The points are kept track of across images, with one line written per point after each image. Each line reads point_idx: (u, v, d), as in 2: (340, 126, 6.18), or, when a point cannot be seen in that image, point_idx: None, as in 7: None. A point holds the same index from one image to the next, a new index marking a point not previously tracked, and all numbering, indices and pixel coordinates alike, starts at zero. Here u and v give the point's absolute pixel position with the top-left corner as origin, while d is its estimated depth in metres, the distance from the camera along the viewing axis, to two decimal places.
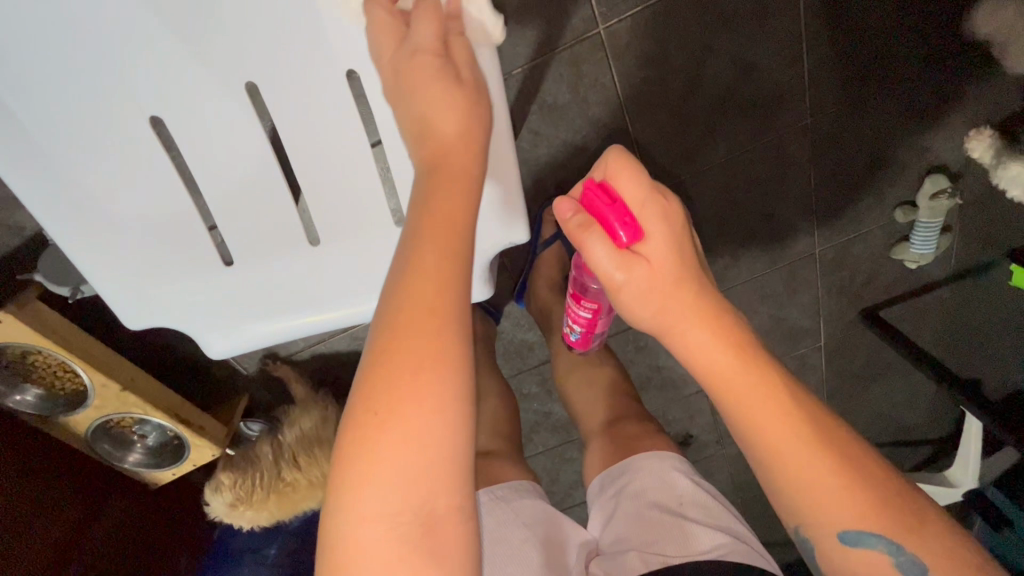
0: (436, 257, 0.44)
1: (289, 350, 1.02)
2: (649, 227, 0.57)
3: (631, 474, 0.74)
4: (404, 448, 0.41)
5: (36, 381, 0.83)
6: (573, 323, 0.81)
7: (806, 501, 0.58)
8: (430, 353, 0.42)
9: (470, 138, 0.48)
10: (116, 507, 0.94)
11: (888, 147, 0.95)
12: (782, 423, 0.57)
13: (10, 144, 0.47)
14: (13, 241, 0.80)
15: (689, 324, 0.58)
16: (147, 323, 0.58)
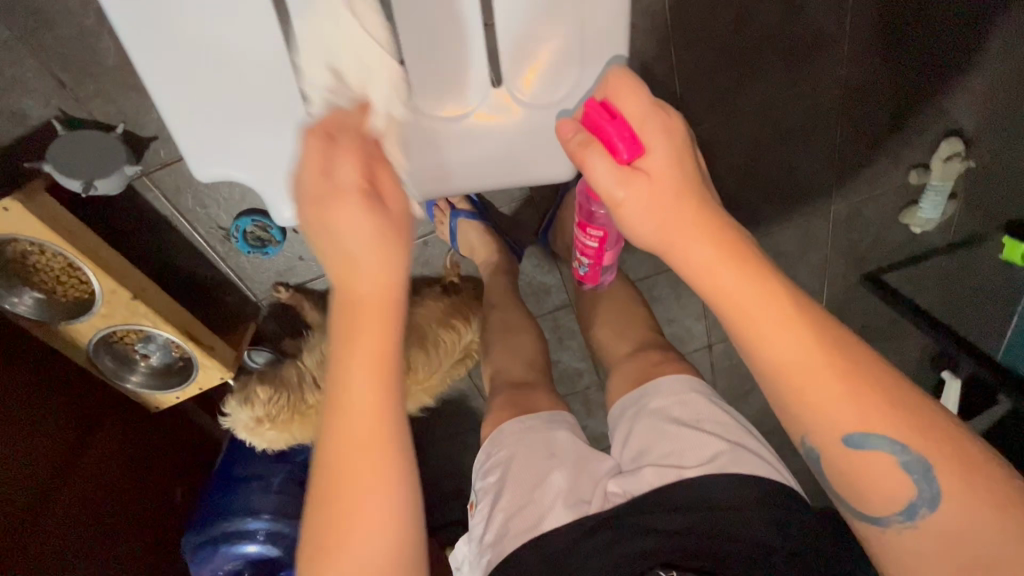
0: (368, 340, 0.49)
1: (303, 278, 0.99)
2: (649, 140, 0.54)
3: (648, 395, 0.69)
4: (356, 540, 0.49)
5: (36, 285, 0.79)
6: (580, 255, 0.81)
7: (806, 405, 0.53)
8: (374, 435, 0.50)
9: (387, 227, 0.48)
10: (112, 430, 0.89)
11: (912, 106, 0.97)
12: (810, 358, 0.52)
13: None
14: (15, 129, 0.75)
15: (692, 238, 0.53)
16: (219, 176, 0.60)
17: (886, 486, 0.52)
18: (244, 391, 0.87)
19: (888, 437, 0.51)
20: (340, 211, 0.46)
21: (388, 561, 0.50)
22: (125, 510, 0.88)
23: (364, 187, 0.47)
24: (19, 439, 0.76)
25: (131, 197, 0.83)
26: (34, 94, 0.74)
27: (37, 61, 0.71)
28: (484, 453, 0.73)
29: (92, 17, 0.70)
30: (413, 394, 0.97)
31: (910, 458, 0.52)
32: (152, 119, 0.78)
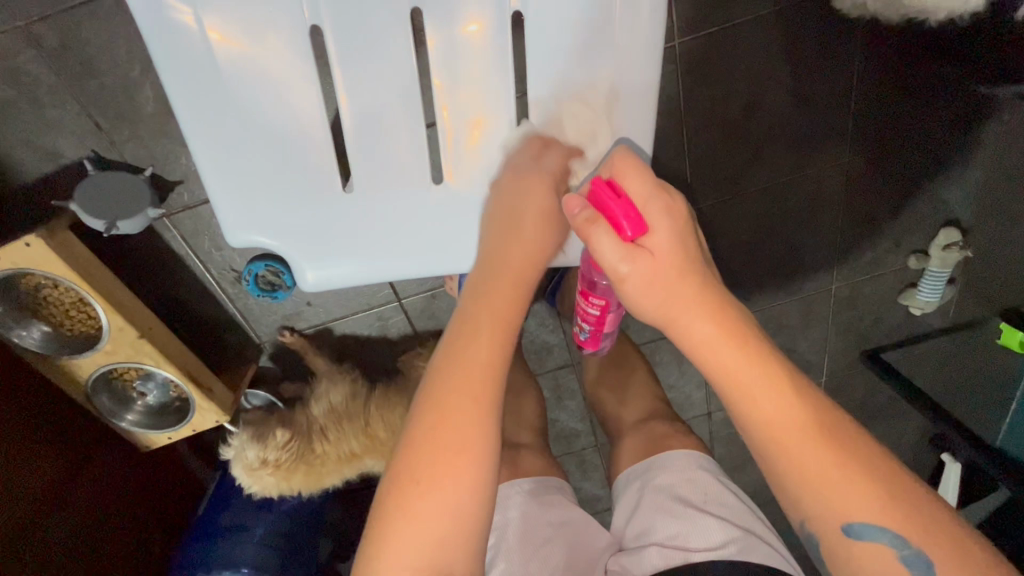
0: (489, 331, 0.54)
1: (306, 323, 0.99)
2: (653, 220, 0.54)
3: (658, 471, 0.69)
4: (432, 489, 0.49)
5: (44, 318, 0.79)
6: (581, 322, 0.76)
7: (800, 484, 0.52)
8: (465, 415, 0.51)
9: (546, 241, 0.61)
10: (97, 469, 0.87)
11: (911, 195, 1.01)
12: (827, 457, 0.51)
13: (181, 45, 0.50)
14: (46, 166, 0.78)
15: (693, 318, 0.53)
16: (249, 241, 0.61)
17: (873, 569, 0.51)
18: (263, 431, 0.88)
19: (880, 524, 0.50)
20: (519, 194, 0.59)
21: (456, 526, 0.50)
22: (92, 561, 0.84)
23: (550, 195, 0.60)
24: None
25: (150, 236, 0.84)
26: (69, 135, 0.76)
27: (79, 105, 0.75)
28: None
29: (137, 69, 0.73)
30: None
31: (914, 553, 0.50)
32: (180, 164, 0.81)
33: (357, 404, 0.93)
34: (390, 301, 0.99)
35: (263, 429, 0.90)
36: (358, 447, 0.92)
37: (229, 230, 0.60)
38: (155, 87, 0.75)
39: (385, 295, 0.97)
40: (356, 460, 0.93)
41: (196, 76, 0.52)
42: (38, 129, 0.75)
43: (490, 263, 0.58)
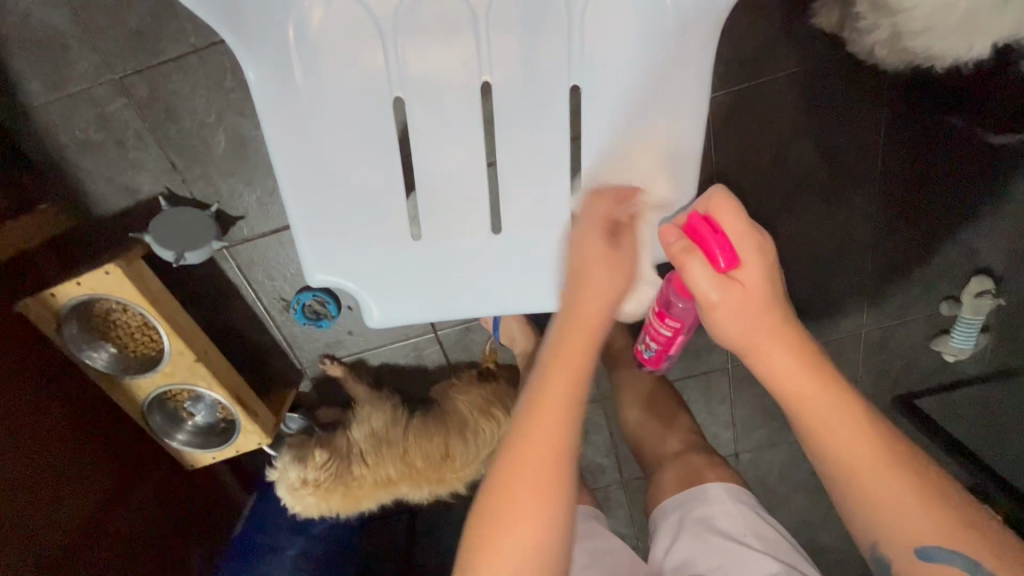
0: (566, 376, 0.51)
1: (347, 351, 1.03)
2: (748, 255, 0.54)
3: (693, 504, 0.71)
4: (515, 538, 0.47)
5: (112, 340, 0.85)
6: (649, 339, 0.79)
7: (866, 507, 0.51)
8: (545, 469, 0.49)
9: (620, 261, 0.56)
10: (144, 484, 0.92)
11: (941, 244, 1.02)
12: (888, 484, 0.50)
13: (279, 105, 0.55)
14: (124, 201, 0.86)
15: (773, 345, 0.53)
16: (322, 280, 0.65)
17: None
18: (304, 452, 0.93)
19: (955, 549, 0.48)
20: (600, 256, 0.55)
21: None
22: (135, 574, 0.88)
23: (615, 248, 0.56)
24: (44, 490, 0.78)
25: (210, 266, 0.91)
26: (148, 173, 0.84)
27: (158, 147, 0.82)
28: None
29: (212, 116, 0.81)
30: (448, 482, 0.98)
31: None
32: (243, 200, 0.87)
33: (395, 430, 0.96)
34: (427, 332, 1.03)
35: (307, 450, 0.95)
36: (396, 473, 0.95)
37: (308, 268, 0.64)
38: (228, 132, 0.82)
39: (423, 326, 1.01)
40: (393, 485, 0.97)
41: (290, 131, 0.56)
42: (121, 168, 0.82)
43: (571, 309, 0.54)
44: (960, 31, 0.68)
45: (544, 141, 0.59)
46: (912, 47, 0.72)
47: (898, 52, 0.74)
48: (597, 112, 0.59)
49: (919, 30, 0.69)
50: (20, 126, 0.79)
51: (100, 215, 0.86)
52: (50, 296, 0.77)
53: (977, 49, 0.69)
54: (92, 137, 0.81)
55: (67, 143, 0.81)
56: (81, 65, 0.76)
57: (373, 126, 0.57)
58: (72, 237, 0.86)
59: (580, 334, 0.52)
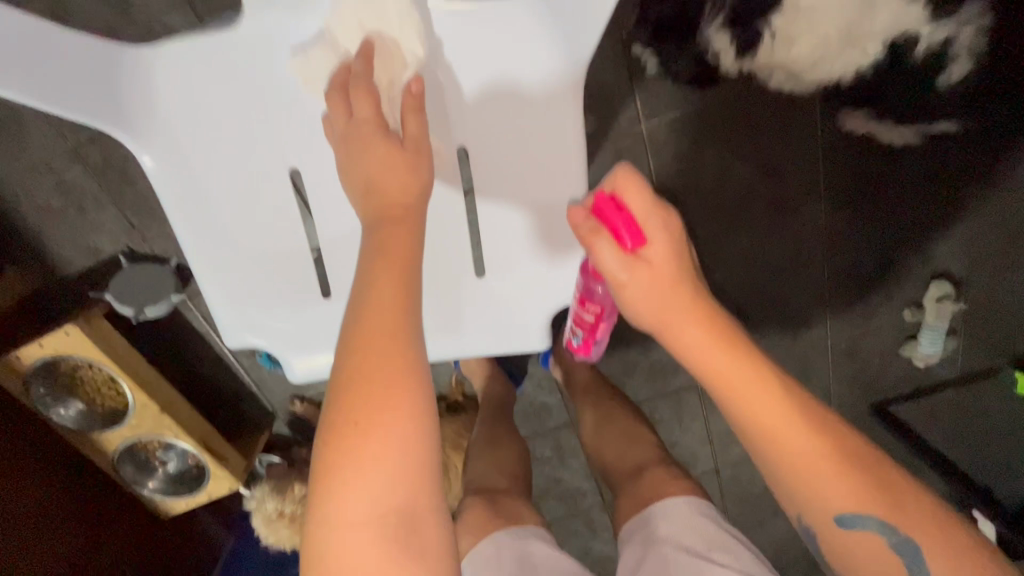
0: (391, 279, 0.45)
1: (317, 392, 1.06)
2: (652, 232, 0.52)
3: (659, 522, 0.70)
4: (376, 464, 0.43)
5: (80, 396, 0.88)
6: (576, 327, 0.70)
7: (799, 486, 0.52)
8: (396, 382, 0.44)
9: (414, 160, 0.50)
10: (122, 531, 0.93)
11: (895, 252, 1.03)
12: (817, 463, 0.51)
13: (180, 183, 0.56)
14: (90, 261, 0.90)
15: (685, 323, 0.51)
16: (244, 343, 0.64)
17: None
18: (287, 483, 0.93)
19: (868, 511, 0.51)
20: (369, 154, 0.49)
21: (409, 494, 0.44)
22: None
23: (392, 141, 0.49)
24: (17, 550, 0.78)
25: (176, 316, 0.94)
26: (109, 233, 0.87)
27: (116, 208, 0.86)
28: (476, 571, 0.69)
29: None
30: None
31: (902, 540, 0.51)
32: None
33: None
34: None
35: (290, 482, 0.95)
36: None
37: (225, 331, 0.63)
38: None
39: None
40: None
41: (193, 204, 0.57)
42: (81, 230, 0.86)
43: (382, 210, 0.48)
44: (845, 45, 0.83)
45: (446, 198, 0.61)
46: (808, 77, 0.86)
47: (799, 81, 0.86)
48: (493, 168, 0.60)
49: (811, 62, 0.84)
50: None
51: (66, 275, 0.90)
52: (15, 357, 0.80)
53: (871, 50, 0.83)
54: (54, 204, 0.85)
55: (30, 211, 0.85)
56: (36, 139, 0.80)
57: (275, 191, 0.59)
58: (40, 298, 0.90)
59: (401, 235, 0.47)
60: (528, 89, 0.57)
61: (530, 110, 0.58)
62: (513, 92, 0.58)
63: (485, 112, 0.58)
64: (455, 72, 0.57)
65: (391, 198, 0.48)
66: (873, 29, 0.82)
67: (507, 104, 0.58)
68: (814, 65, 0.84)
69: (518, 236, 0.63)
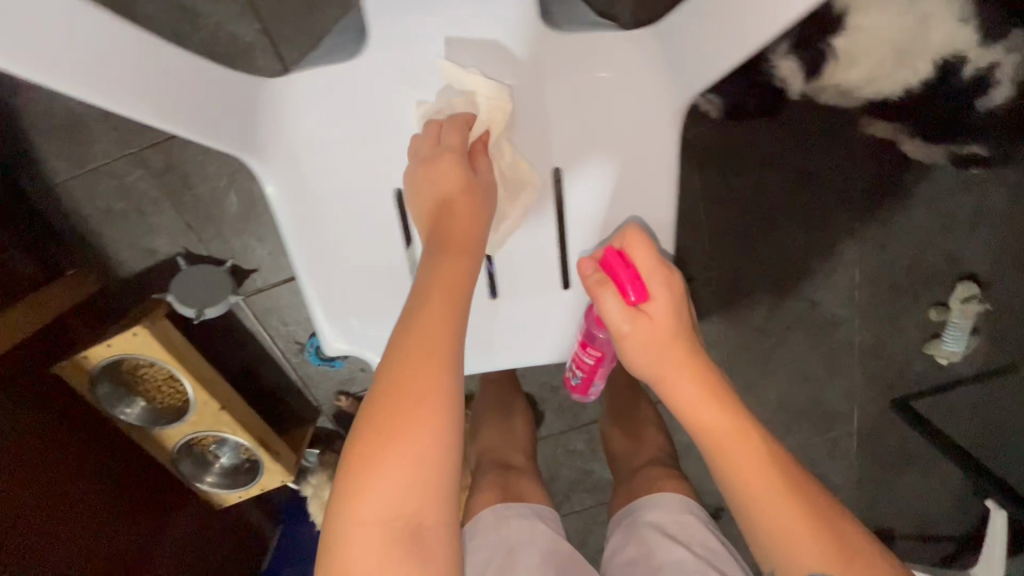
0: (442, 297, 0.51)
1: (361, 389, 1.09)
2: (654, 289, 0.61)
3: (645, 510, 0.74)
4: (399, 464, 0.46)
5: (141, 394, 0.91)
6: (574, 368, 0.74)
7: (775, 540, 0.52)
8: (429, 390, 0.47)
9: (471, 190, 0.56)
10: (178, 522, 0.97)
11: (925, 254, 1.06)
12: (803, 533, 0.51)
13: (293, 193, 0.59)
14: (146, 262, 0.92)
15: (680, 375, 0.58)
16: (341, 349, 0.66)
17: None
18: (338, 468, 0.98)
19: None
20: (441, 178, 0.55)
21: (423, 497, 0.47)
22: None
23: (463, 173, 0.56)
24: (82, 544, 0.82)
25: (228, 315, 0.97)
26: (166, 235, 0.90)
27: (174, 211, 0.88)
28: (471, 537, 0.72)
29: (223, 180, 0.86)
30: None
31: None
32: (257, 254, 0.92)
33: None
34: None
35: None
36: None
37: (325, 338, 0.65)
38: (239, 195, 0.88)
39: None
40: None
41: (303, 215, 0.60)
42: (140, 232, 0.89)
43: (438, 236, 0.54)
44: (900, 66, 0.84)
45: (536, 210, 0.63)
46: (861, 93, 0.87)
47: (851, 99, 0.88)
48: (586, 181, 0.62)
49: (864, 82, 0.86)
50: (47, 202, 0.85)
51: (123, 276, 0.92)
52: (84, 357, 0.83)
53: (922, 70, 0.84)
54: (114, 207, 0.87)
55: (90, 214, 0.87)
56: (101, 143, 0.82)
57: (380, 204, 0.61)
58: (99, 298, 0.92)
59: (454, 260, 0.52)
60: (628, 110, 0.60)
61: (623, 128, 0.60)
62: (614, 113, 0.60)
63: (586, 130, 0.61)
64: (559, 92, 0.60)
65: (450, 215, 0.54)
66: (926, 47, 0.83)
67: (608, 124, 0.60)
68: (870, 83, 0.86)
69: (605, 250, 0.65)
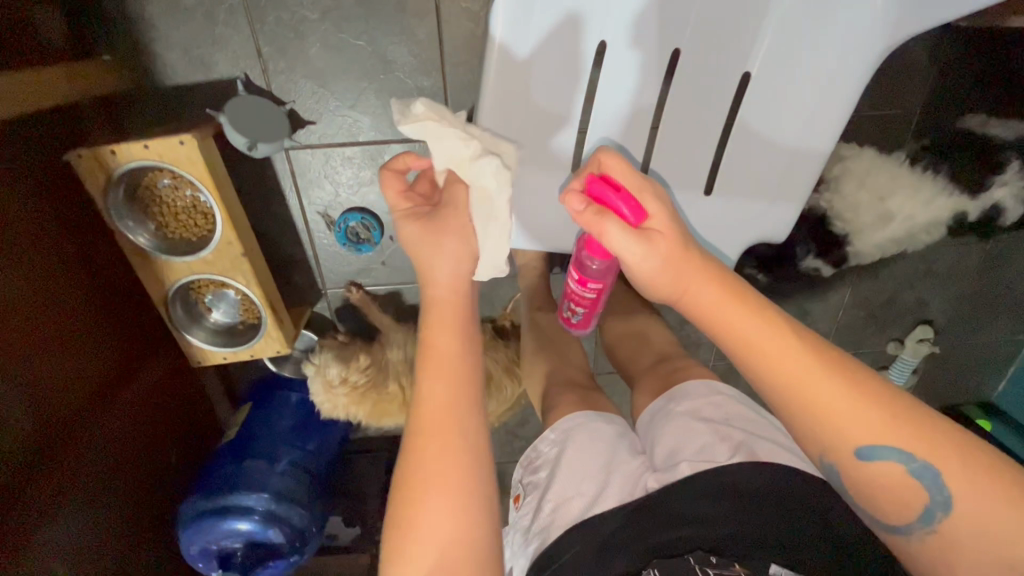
0: (450, 339, 0.55)
1: (374, 284, 1.04)
2: (651, 207, 0.54)
3: (674, 401, 0.68)
4: (440, 490, 0.50)
5: (153, 217, 0.81)
6: (574, 305, 0.79)
7: (813, 420, 0.49)
8: (451, 431, 0.52)
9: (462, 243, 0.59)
10: (149, 369, 0.88)
11: (903, 293, 1.21)
12: (849, 410, 0.48)
13: (514, 15, 0.60)
14: (193, 76, 0.82)
15: (696, 282, 0.53)
16: None
17: (886, 487, 0.48)
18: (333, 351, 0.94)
19: (890, 443, 0.47)
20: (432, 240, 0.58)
21: (469, 514, 0.50)
22: (125, 470, 0.82)
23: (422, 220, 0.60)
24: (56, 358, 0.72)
25: (264, 163, 0.90)
26: (230, 53, 0.81)
27: (249, 28, 0.80)
28: (528, 465, 0.70)
29: (315, 12, 0.79)
30: None
31: (922, 467, 0.47)
32: (320, 106, 0.86)
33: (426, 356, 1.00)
34: None
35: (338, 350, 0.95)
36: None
37: None
38: (326, 35, 0.81)
39: None
40: None
41: (509, 42, 0.62)
42: (201, 40, 0.79)
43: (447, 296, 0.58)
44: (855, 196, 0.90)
45: (703, 107, 0.66)
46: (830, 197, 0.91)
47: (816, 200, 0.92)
48: (767, 92, 0.63)
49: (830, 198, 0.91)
50: None
51: (162, 84, 0.82)
52: (110, 153, 0.73)
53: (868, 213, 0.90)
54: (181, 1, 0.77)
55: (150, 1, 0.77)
56: None
57: (576, 57, 0.63)
58: (127, 100, 0.82)
59: (447, 315, 0.57)
60: (843, 50, 0.60)
61: (824, 59, 0.61)
62: (829, 46, 0.60)
63: (793, 44, 0.61)
64: None
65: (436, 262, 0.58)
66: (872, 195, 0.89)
67: (817, 43, 0.60)
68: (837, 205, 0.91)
69: (755, 170, 0.69)
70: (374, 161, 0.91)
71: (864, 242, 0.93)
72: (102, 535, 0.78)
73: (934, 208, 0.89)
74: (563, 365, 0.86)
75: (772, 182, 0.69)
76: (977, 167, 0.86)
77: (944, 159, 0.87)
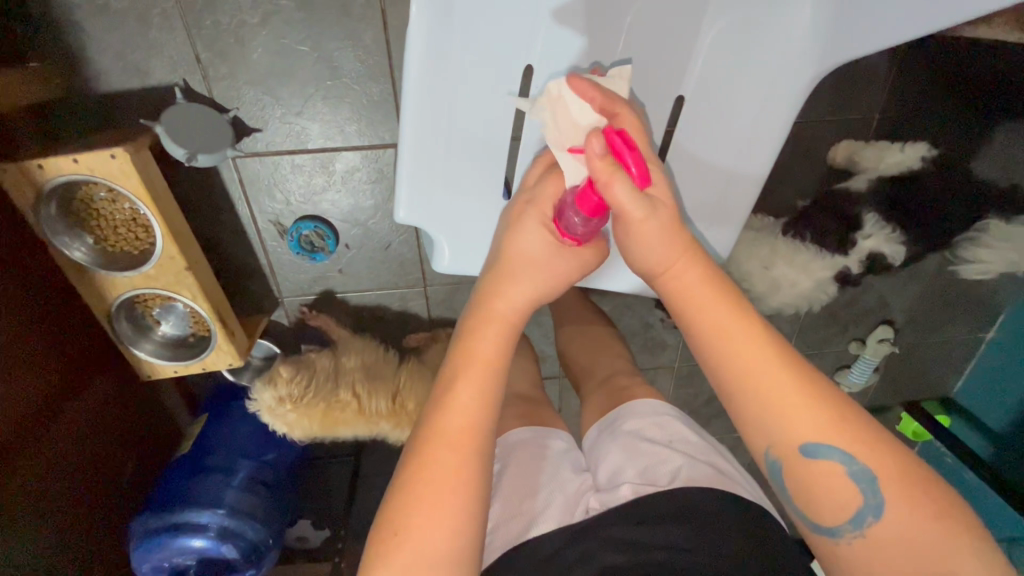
0: (488, 355, 0.53)
1: (332, 292, 1.02)
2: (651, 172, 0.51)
3: (621, 419, 0.68)
4: (435, 503, 0.48)
5: (91, 230, 0.78)
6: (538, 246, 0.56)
7: (762, 410, 0.48)
8: (459, 446, 0.50)
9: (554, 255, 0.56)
10: (96, 384, 0.86)
11: (865, 295, 1.22)
12: (793, 405, 0.48)
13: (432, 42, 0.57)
14: (130, 82, 0.79)
15: (684, 259, 0.52)
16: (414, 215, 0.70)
17: (829, 491, 0.47)
18: (270, 371, 0.91)
19: (836, 441, 0.47)
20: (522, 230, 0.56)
21: (454, 535, 0.47)
22: (73, 487, 0.80)
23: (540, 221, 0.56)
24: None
25: (211, 172, 0.87)
26: (167, 58, 0.77)
27: (186, 33, 0.76)
28: None
29: (255, 17, 0.76)
30: None
31: (862, 470, 0.46)
32: (265, 113, 0.83)
33: (386, 365, 0.99)
34: (417, 285, 1.04)
35: (274, 370, 0.93)
36: (385, 409, 0.95)
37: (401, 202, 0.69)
38: (267, 40, 0.78)
39: (413, 278, 1.03)
40: (377, 417, 0.96)
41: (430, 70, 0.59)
42: (136, 45, 0.76)
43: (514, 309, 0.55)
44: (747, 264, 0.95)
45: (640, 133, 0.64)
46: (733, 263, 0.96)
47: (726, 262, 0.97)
48: (701, 116, 0.63)
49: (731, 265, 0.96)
50: None
51: (97, 89, 0.78)
52: (38, 166, 0.70)
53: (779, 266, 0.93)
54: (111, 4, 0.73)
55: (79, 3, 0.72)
56: None
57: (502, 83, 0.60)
58: (62, 106, 0.79)
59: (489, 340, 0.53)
60: (781, 73, 0.59)
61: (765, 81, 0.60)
62: (767, 69, 0.59)
63: (729, 67, 0.59)
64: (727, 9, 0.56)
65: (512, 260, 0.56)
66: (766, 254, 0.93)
67: (755, 66, 0.59)
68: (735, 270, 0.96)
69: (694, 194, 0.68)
70: (325, 168, 0.89)
71: (772, 298, 0.95)
72: (47, 554, 0.76)
73: (819, 273, 0.91)
74: (519, 376, 0.85)
75: (708, 205, 0.69)
76: (835, 229, 0.88)
77: (804, 226, 0.90)
